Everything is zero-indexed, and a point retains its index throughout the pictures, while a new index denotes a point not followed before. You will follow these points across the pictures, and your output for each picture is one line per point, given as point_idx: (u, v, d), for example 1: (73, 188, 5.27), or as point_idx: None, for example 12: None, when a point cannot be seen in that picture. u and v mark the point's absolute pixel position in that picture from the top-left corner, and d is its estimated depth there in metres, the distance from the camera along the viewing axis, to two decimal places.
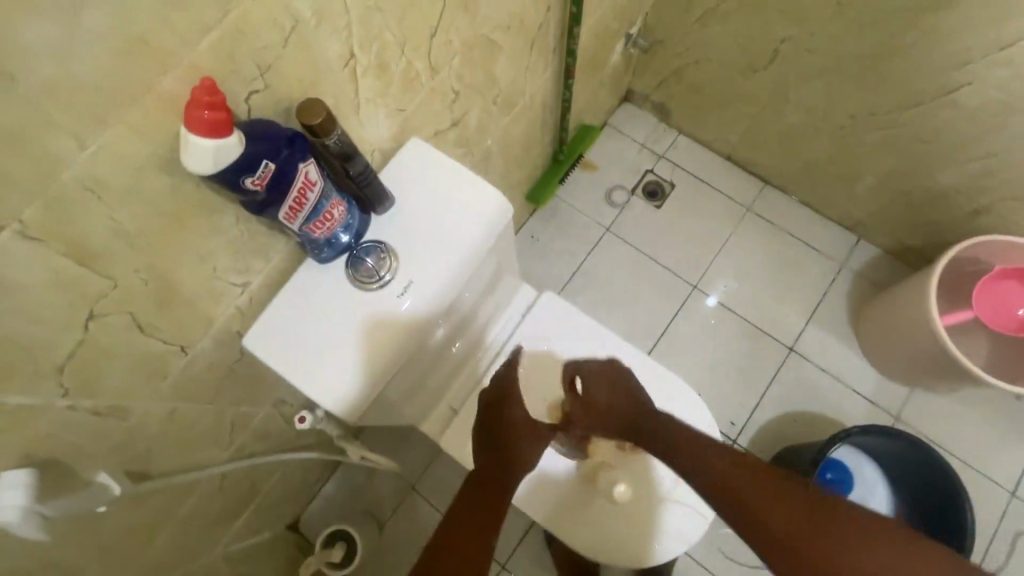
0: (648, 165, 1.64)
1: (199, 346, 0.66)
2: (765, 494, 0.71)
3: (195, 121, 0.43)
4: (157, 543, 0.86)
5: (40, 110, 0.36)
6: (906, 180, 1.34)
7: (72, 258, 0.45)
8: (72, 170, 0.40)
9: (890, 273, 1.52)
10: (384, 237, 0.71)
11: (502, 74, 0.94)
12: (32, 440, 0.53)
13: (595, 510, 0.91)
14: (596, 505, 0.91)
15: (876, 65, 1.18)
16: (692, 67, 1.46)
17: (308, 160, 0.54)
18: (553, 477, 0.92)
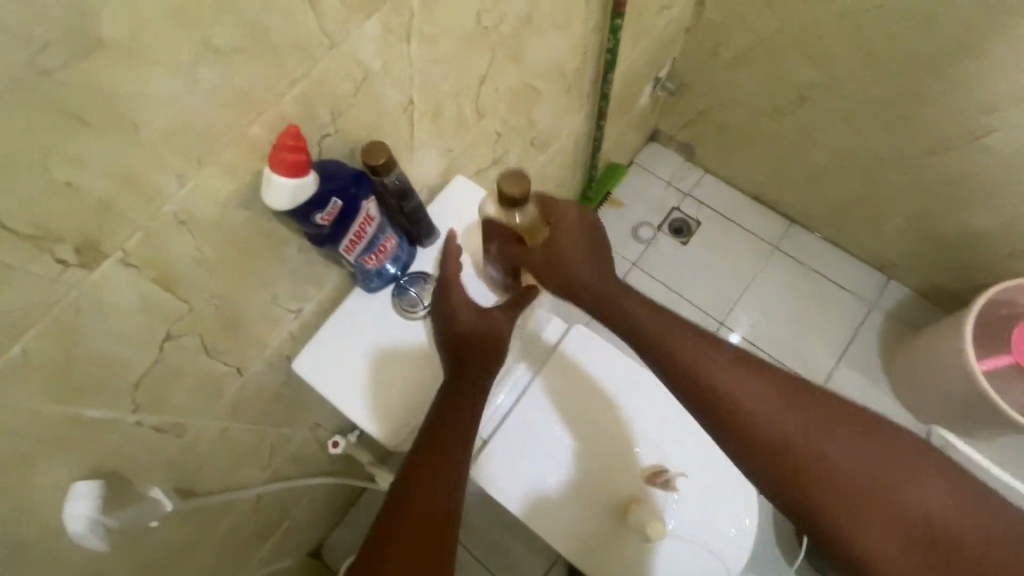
0: (674, 202, 1.68)
1: (253, 368, 0.70)
2: (739, 380, 0.60)
3: (279, 163, 0.47)
4: (193, 560, 0.88)
5: (152, 152, 0.41)
6: (937, 222, 1.35)
7: (160, 283, 0.49)
8: (171, 204, 0.45)
9: (922, 314, 1.51)
10: (428, 268, 0.75)
11: (540, 116, 0.99)
12: (102, 453, 0.56)
13: (620, 546, 0.90)
14: (622, 542, 0.90)
15: (903, 110, 1.20)
16: (718, 110, 1.51)
17: (369, 197, 0.59)
18: (582, 512, 0.91)
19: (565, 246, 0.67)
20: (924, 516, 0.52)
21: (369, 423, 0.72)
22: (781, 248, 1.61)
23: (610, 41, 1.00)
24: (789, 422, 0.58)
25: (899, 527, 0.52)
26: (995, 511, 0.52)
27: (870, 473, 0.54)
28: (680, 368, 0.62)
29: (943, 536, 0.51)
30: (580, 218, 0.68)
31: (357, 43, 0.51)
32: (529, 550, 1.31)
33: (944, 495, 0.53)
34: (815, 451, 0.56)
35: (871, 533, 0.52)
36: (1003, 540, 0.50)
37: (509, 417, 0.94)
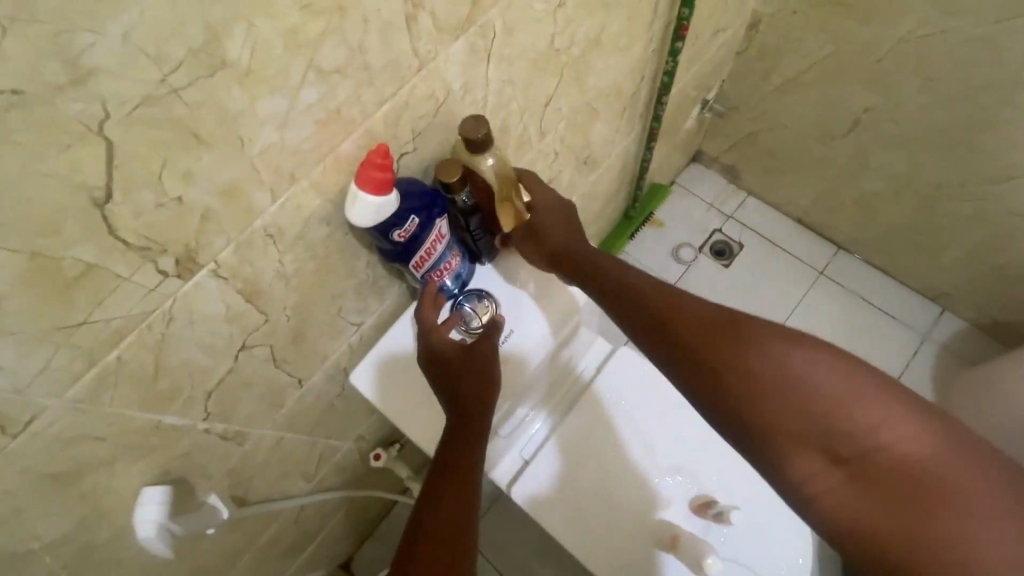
0: (716, 224, 1.65)
1: (312, 380, 0.70)
2: (688, 312, 0.57)
3: (366, 180, 0.48)
4: (237, 567, 0.89)
5: (253, 168, 0.42)
6: (1000, 253, 1.29)
7: (243, 294, 0.50)
8: (263, 218, 0.46)
9: (980, 349, 1.44)
10: (487, 286, 0.74)
11: (594, 136, 0.99)
12: (173, 458, 0.57)
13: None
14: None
15: (966, 139, 1.16)
16: (767, 133, 1.49)
17: (441, 215, 0.59)
18: (628, 543, 0.88)
19: (548, 224, 0.69)
20: (875, 442, 0.46)
21: (420, 438, 0.73)
22: (827, 274, 1.57)
23: (667, 63, 0.99)
24: (787, 394, 0.49)
25: (836, 450, 0.47)
26: (958, 434, 0.46)
27: (820, 398, 0.48)
28: (632, 307, 0.61)
29: (928, 489, 0.44)
30: (560, 202, 0.70)
31: (442, 64, 0.52)
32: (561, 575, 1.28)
33: (931, 444, 0.45)
34: (755, 377, 0.50)
35: (808, 457, 0.48)
36: (961, 468, 0.44)
37: (549, 441, 0.92)
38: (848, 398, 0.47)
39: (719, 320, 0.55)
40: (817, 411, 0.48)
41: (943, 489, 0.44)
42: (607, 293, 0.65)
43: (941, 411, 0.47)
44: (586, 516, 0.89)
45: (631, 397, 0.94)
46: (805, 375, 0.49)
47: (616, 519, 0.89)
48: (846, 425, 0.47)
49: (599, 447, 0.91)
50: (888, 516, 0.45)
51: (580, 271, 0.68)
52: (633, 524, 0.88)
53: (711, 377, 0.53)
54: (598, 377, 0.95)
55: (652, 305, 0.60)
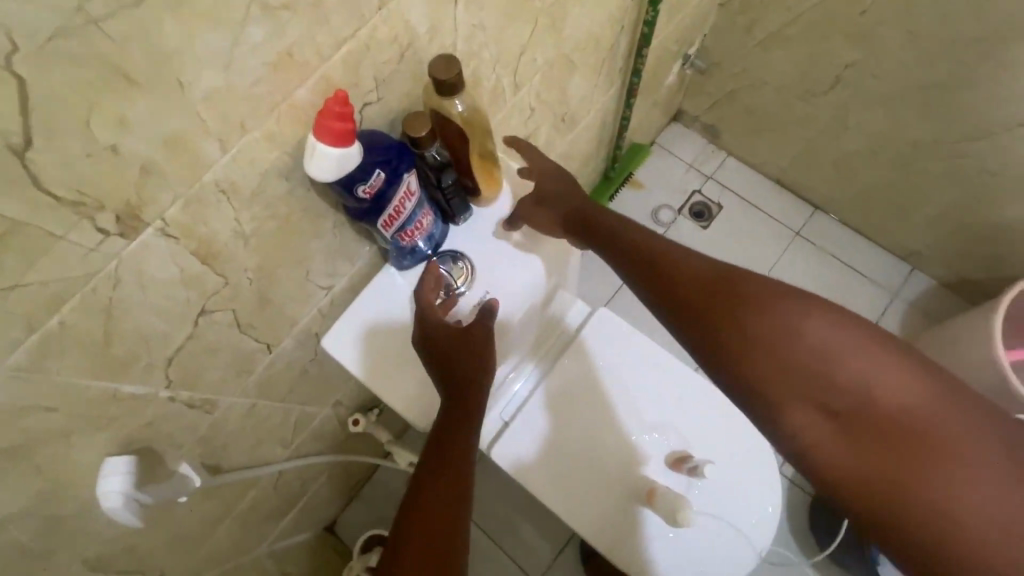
0: (696, 186, 1.64)
1: (282, 346, 0.68)
2: (693, 271, 0.58)
3: (325, 130, 0.45)
4: (217, 533, 0.89)
5: (197, 116, 0.39)
6: (970, 212, 1.31)
7: (198, 256, 0.47)
8: (213, 172, 0.43)
9: (945, 305, 1.48)
10: (461, 248, 0.73)
11: (572, 90, 0.95)
12: (136, 428, 0.55)
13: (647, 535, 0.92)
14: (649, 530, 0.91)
15: (946, 96, 1.15)
16: (747, 90, 1.46)
17: (410, 170, 0.56)
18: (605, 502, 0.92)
19: (557, 196, 0.73)
20: (865, 392, 0.48)
21: (399, 406, 0.72)
22: (803, 234, 1.58)
23: (648, 13, 0.95)
24: (782, 347, 0.51)
25: (829, 399, 0.49)
26: (941, 383, 0.48)
27: (813, 350, 0.50)
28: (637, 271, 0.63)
29: (914, 437, 0.46)
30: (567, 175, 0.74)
31: (404, 4, 0.48)
32: (539, 529, 1.33)
33: (917, 393, 0.47)
34: (751, 331, 0.53)
35: (806, 410, 0.50)
36: (944, 417, 0.46)
37: (531, 402, 0.94)
38: (839, 351, 0.50)
39: (718, 277, 0.57)
40: (815, 367, 0.50)
41: (926, 433, 0.46)
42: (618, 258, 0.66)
43: (927, 362, 0.50)
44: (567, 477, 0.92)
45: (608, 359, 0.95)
46: (798, 328, 0.51)
47: (600, 479, 0.92)
48: (845, 383, 0.49)
49: (581, 410, 0.94)
50: (875, 462, 0.47)
51: (593, 235, 0.69)
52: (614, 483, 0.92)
53: (713, 333, 0.55)
54: (575, 340, 0.97)
55: (653, 265, 0.62)
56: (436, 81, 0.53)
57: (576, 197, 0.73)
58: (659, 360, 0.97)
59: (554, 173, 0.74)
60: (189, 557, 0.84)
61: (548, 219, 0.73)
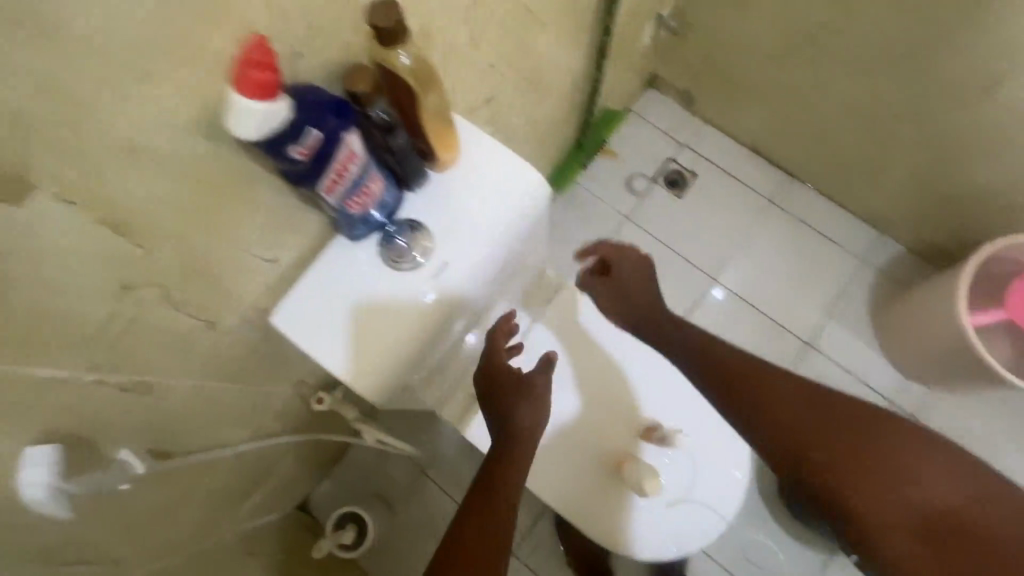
0: (670, 153, 1.61)
1: (226, 323, 0.64)
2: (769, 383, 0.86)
3: (243, 81, 0.40)
4: (175, 520, 0.85)
5: (77, 60, 0.35)
6: (939, 177, 1.31)
7: (105, 222, 0.43)
8: (110, 128, 0.39)
9: (913, 270, 1.49)
10: (418, 216, 0.69)
11: (535, 49, 0.90)
12: (58, 413, 0.51)
13: (638, 516, 0.94)
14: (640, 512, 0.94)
15: (917, 56, 1.13)
16: (722, 54, 1.42)
17: (352, 130, 0.51)
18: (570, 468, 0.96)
19: (626, 284, 0.91)
20: (939, 501, 0.80)
21: (352, 380, 0.67)
22: (777, 201, 1.57)
23: None
24: (891, 505, 0.81)
25: (923, 527, 0.79)
26: (969, 473, 0.80)
27: (929, 480, 0.81)
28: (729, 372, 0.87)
29: (967, 524, 0.78)
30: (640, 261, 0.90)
31: None
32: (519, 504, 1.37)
33: (970, 493, 0.79)
34: (869, 480, 0.82)
35: (903, 542, 0.80)
36: (990, 509, 0.78)
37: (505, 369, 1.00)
38: (922, 472, 0.81)
39: (813, 407, 0.86)
40: (911, 495, 0.81)
41: (968, 524, 0.78)
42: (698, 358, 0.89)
43: (972, 465, 0.81)
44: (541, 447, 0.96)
45: (576, 327, 1.00)
46: (895, 450, 0.83)
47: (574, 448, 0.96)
48: (857, 449, 0.84)
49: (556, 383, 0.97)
50: (942, 556, 0.77)
51: (657, 331, 0.91)
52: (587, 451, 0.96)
53: (772, 423, 0.85)
54: (545, 311, 1.01)
55: (737, 372, 0.87)
56: (375, 30, 0.49)
57: (645, 284, 0.91)
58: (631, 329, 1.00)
59: (637, 259, 0.90)
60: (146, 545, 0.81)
61: (618, 302, 0.92)
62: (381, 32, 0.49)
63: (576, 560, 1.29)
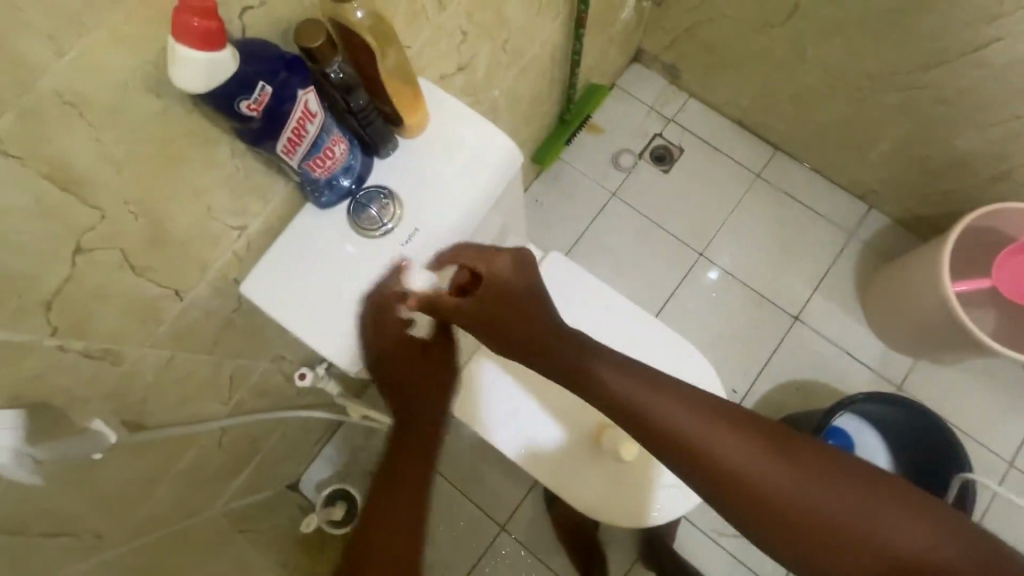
0: (657, 128, 1.59)
1: (194, 292, 0.63)
2: (712, 437, 0.61)
3: (183, 29, 0.40)
4: (157, 495, 0.86)
5: (12, 6, 0.34)
6: (923, 146, 1.30)
7: (55, 181, 0.42)
8: (50, 80, 0.38)
9: (901, 242, 1.49)
10: (388, 183, 0.67)
11: (510, 16, 0.90)
12: (22, 380, 0.51)
13: (656, 480, 0.95)
14: (658, 475, 0.95)
15: (899, 21, 1.12)
16: (705, 25, 1.40)
17: (306, 86, 0.50)
18: (550, 445, 0.97)
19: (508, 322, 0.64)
20: (831, 517, 0.56)
21: (322, 347, 0.65)
22: (764, 175, 1.56)
23: None
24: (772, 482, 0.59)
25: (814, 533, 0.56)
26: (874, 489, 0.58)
27: (824, 492, 0.57)
28: (657, 426, 0.63)
29: (840, 537, 0.56)
30: (517, 263, 0.64)
31: None
32: (509, 482, 1.39)
33: (844, 499, 0.57)
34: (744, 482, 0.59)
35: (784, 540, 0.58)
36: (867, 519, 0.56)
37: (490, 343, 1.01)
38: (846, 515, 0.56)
39: (712, 417, 0.63)
40: (817, 518, 0.57)
41: (843, 537, 0.56)
42: (630, 419, 0.65)
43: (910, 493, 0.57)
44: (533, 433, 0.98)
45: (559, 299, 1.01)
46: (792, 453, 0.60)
47: (530, 432, 0.98)
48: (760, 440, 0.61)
49: None
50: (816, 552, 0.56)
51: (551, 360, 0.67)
52: (541, 435, 0.98)
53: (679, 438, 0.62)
54: None
55: (645, 396, 0.65)
56: None
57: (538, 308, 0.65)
58: (608, 299, 1.02)
59: (511, 265, 0.64)
60: (126, 520, 0.81)
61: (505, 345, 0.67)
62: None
63: (564, 531, 1.33)
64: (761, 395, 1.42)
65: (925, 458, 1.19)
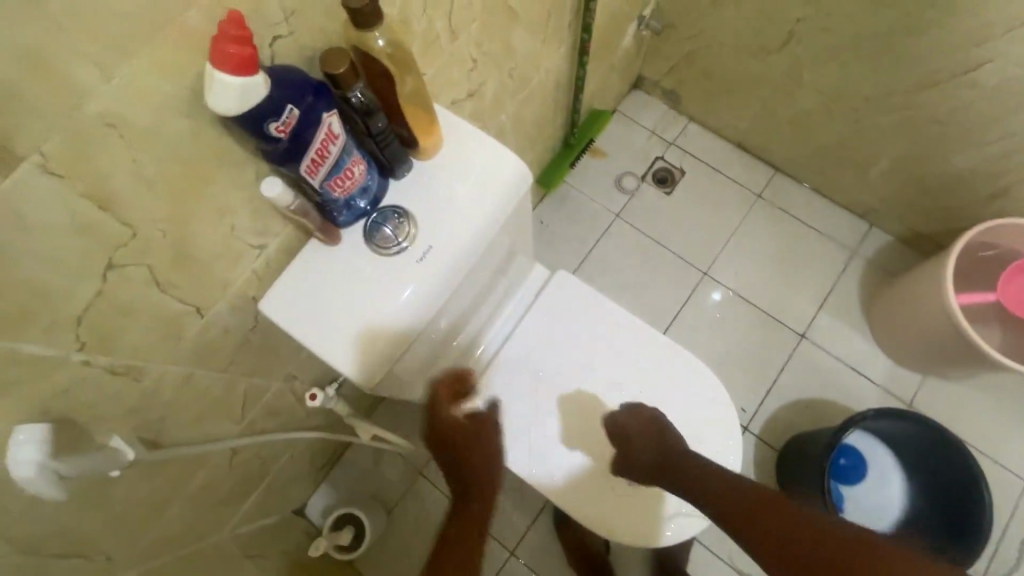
0: (658, 152, 1.63)
1: (215, 310, 0.65)
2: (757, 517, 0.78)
3: (221, 56, 0.43)
4: (167, 517, 0.85)
5: (64, 33, 0.36)
6: (922, 166, 1.32)
7: (92, 199, 0.44)
8: (95, 103, 0.40)
9: (903, 260, 1.50)
10: (403, 202, 0.69)
11: (517, 45, 0.94)
12: (48, 395, 0.52)
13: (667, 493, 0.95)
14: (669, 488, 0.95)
15: (892, 45, 1.16)
16: (703, 52, 1.46)
17: (330, 111, 0.53)
18: (559, 466, 0.97)
19: (635, 445, 0.92)
20: None
21: (343, 366, 0.65)
22: (764, 197, 1.58)
23: None
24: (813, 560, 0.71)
25: None
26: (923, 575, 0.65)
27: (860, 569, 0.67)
28: (726, 506, 0.82)
29: None
30: (635, 415, 0.94)
31: None
32: (517, 505, 1.37)
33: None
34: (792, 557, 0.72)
35: None
36: None
37: (499, 363, 1.01)
38: None
39: (766, 502, 0.78)
40: None
41: None
42: (707, 499, 0.84)
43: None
44: (554, 457, 0.97)
45: (567, 316, 1.02)
46: (829, 530, 0.72)
47: (545, 457, 0.97)
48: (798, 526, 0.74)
49: (546, 371, 1.00)
50: None
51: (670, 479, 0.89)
52: (556, 460, 0.97)
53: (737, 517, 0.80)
54: (536, 301, 1.04)
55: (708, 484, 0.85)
56: (352, 11, 0.52)
57: (657, 437, 0.92)
58: (615, 317, 1.03)
59: (628, 413, 0.95)
60: (137, 542, 0.80)
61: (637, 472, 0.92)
62: (354, 14, 0.52)
63: (575, 559, 1.29)
64: (770, 415, 1.41)
65: (940, 475, 1.18)
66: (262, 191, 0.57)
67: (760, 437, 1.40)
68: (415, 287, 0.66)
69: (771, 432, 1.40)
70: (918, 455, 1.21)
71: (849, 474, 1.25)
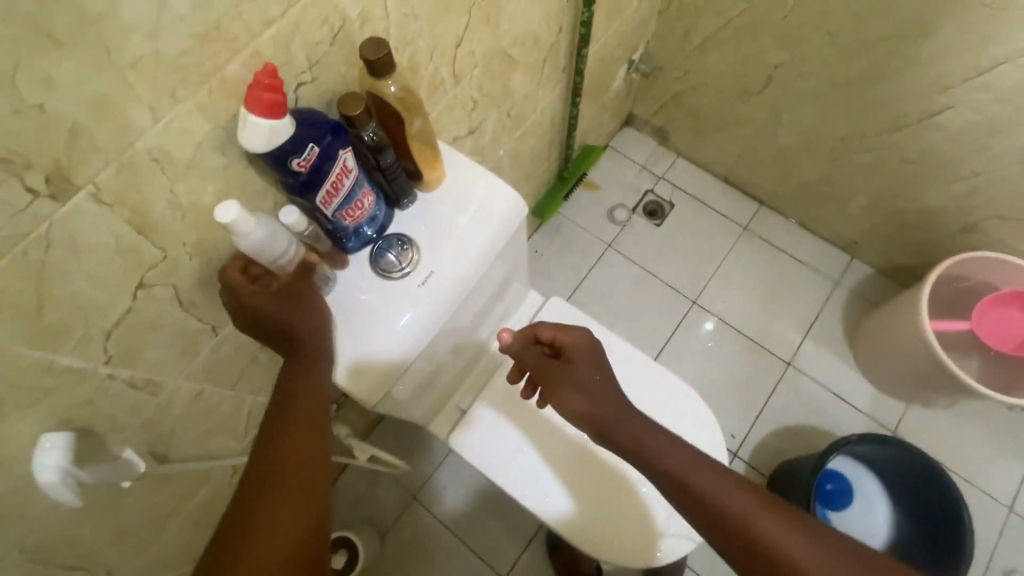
0: (649, 185, 1.71)
1: (229, 328, 0.69)
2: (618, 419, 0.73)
3: (255, 101, 0.48)
4: (167, 535, 0.87)
5: (126, 82, 0.42)
6: (897, 202, 1.40)
7: (132, 223, 0.49)
8: (145, 140, 0.46)
9: (883, 291, 1.56)
10: (407, 231, 0.74)
11: (515, 88, 1.01)
12: (74, 404, 0.55)
13: (658, 514, 0.97)
14: (660, 509, 0.97)
15: (864, 90, 1.25)
16: (690, 93, 1.55)
17: (346, 147, 0.59)
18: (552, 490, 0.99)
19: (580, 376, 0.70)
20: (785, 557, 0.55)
21: (344, 380, 0.70)
22: (750, 229, 1.66)
23: (584, 14, 1.04)
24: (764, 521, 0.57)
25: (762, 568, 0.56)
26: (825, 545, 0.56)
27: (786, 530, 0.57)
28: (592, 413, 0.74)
29: None
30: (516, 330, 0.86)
31: None
32: (510, 531, 1.38)
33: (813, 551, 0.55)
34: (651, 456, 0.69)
35: None
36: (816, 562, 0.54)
37: (493, 387, 1.05)
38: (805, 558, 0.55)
39: None
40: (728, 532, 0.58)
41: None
42: (699, 500, 0.61)
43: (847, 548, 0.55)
44: (548, 480, 1.00)
45: None
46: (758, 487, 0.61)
47: (537, 482, 1.00)
48: None
49: None
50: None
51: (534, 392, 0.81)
52: (548, 484, 1.00)
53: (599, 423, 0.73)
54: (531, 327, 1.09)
55: None
56: (368, 61, 0.58)
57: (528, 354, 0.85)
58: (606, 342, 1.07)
59: None
60: (136, 557, 0.82)
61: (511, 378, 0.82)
62: (370, 63, 0.58)
63: None
64: (758, 441, 1.45)
65: (921, 499, 1.21)
66: (280, 218, 0.62)
67: (749, 464, 1.42)
68: (417, 309, 0.71)
69: (760, 458, 1.43)
70: (901, 480, 1.25)
71: (836, 500, 1.28)
